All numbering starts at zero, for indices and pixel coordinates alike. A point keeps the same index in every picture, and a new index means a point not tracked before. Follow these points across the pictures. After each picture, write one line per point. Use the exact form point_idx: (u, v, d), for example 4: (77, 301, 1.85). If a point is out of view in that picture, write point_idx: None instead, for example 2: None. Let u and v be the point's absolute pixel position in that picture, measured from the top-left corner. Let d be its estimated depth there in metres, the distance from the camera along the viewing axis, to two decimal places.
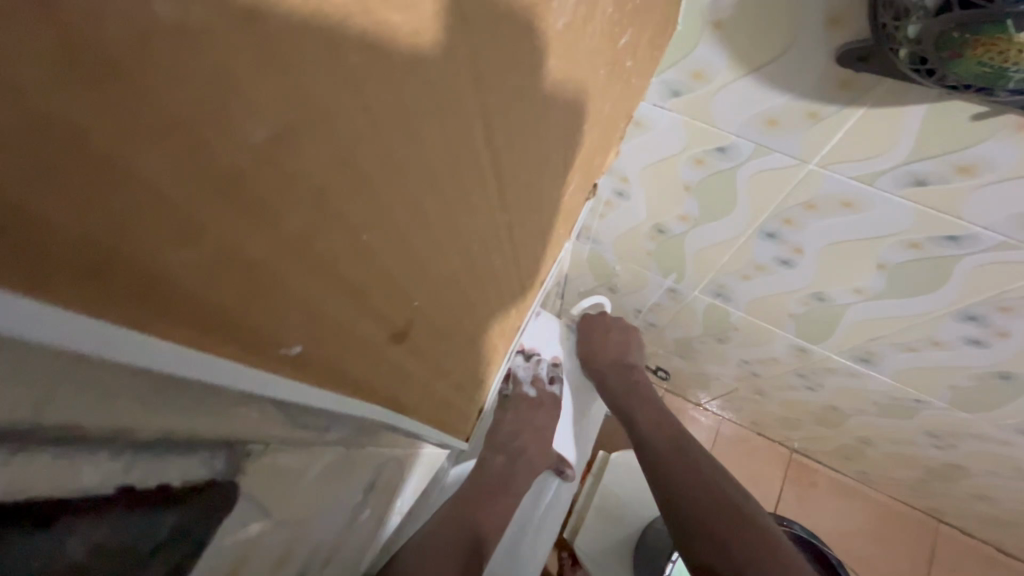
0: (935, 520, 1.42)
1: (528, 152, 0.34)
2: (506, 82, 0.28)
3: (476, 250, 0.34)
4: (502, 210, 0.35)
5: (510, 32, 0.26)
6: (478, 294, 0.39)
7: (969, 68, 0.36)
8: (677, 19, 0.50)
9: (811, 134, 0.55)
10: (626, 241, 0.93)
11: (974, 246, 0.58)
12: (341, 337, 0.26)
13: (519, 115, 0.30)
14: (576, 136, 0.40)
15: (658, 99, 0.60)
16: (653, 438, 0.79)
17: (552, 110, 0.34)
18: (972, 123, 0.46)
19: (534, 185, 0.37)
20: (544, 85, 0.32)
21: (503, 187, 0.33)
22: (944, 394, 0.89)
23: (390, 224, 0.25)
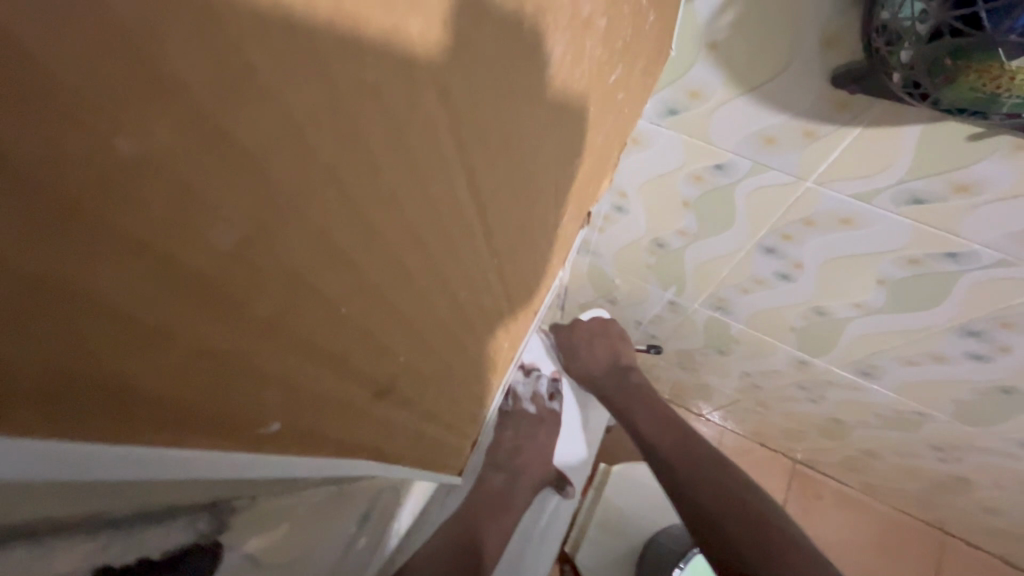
0: (940, 533, 1.40)
1: (517, 197, 0.34)
2: (493, 133, 0.28)
3: (462, 297, 0.34)
4: (488, 257, 0.35)
5: (500, 77, 0.27)
6: (470, 332, 0.39)
7: (961, 94, 0.36)
8: (672, 41, 0.50)
9: (808, 152, 0.55)
10: (626, 254, 0.93)
11: (972, 263, 0.58)
12: (318, 403, 0.26)
13: (506, 164, 0.31)
14: (571, 166, 0.40)
15: (655, 117, 0.61)
16: (653, 436, 0.78)
17: (543, 152, 0.34)
18: (967, 144, 0.46)
19: (523, 228, 0.37)
20: (535, 126, 0.32)
21: (488, 237, 0.33)
22: (947, 407, 0.88)
23: (367, 291, 0.25)
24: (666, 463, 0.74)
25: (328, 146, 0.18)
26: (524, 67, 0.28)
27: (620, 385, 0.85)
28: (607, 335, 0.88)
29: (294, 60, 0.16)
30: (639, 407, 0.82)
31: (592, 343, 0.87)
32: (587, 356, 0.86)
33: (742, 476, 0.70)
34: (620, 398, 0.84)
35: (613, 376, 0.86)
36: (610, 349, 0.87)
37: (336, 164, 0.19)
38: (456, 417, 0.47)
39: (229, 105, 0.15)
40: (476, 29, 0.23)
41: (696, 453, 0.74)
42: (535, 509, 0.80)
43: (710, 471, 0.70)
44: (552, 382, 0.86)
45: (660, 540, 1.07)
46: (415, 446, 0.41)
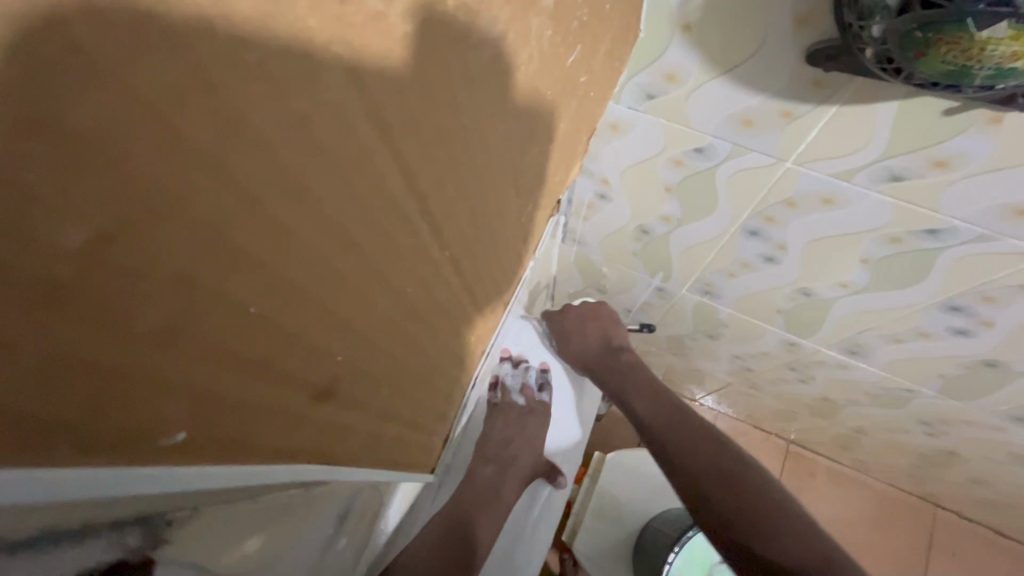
0: (932, 506, 1.42)
1: (460, 186, 0.34)
2: (422, 123, 0.28)
3: (407, 290, 0.34)
4: (429, 249, 0.34)
5: (433, 62, 0.27)
6: (427, 323, 0.39)
7: (935, 66, 0.35)
8: (641, 24, 0.50)
9: (786, 134, 0.55)
10: (612, 242, 0.92)
11: (953, 238, 0.58)
12: (246, 408, 0.25)
13: (440, 155, 0.30)
14: (530, 152, 0.40)
15: (633, 102, 0.60)
16: (647, 413, 0.79)
17: (491, 141, 0.34)
18: (943, 119, 0.46)
19: (473, 218, 0.37)
20: (478, 114, 0.32)
21: (425, 229, 0.33)
22: (934, 383, 0.88)
23: (285, 291, 0.24)
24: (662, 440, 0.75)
25: (215, 139, 0.18)
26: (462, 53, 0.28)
27: (614, 362, 0.86)
28: (597, 317, 0.89)
29: (153, 44, 0.15)
30: (635, 384, 0.83)
31: (583, 326, 0.87)
32: (580, 340, 0.86)
33: (738, 446, 0.71)
34: (612, 376, 0.85)
35: (605, 357, 0.87)
36: (601, 330, 0.88)
37: (228, 160, 0.18)
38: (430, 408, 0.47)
39: (75, 99, 0.13)
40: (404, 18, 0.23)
41: (690, 426, 0.75)
42: (529, 500, 0.81)
43: (705, 444, 0.72)
44: (541, 373, 0.86)
45: (655, 525, 1.08)
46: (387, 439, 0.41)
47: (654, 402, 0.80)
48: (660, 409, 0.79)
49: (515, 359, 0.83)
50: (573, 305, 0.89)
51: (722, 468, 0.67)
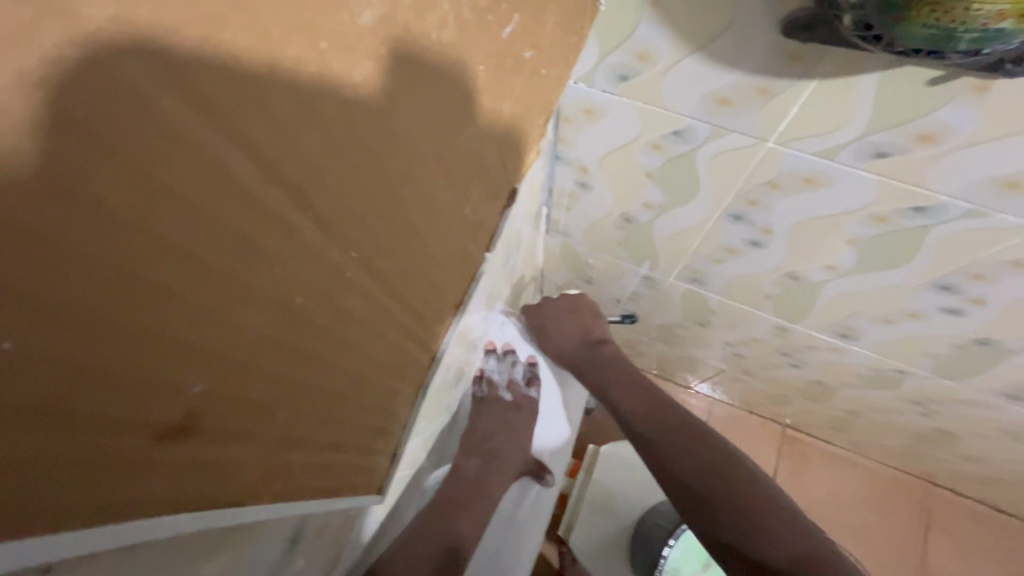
0: (929, 484, 1.42)
1: (355, 177, 0.29)
2: (274, 101, 0.22)
3: (299, 305, 0.28)
4: (323, 252, 0.28)
5: (297, 32, 0.23)
6: (349, 332, 0.34)
7: (916, 32, 0.33)
8: (604, 1, 0.47)
9: (766, 112, 0.53)
10: (596, 231, 0.90)
11: (942, 215, 0.56)
12: (48, 483, 0.18)
13: (312, 138, 0.25)
14: (457, 138, 0.37)
15: (606, 85, 0.57)
16: (631, 409, 0.75)
17: (397, 122, 0.30)
18: (928, 89, 0.44)
19: (392, 212, 0.33)
20: (372, 92, 0.28)
21: (310, 228, 0.27)
22: (926, 363, 0.87)
23: (77, 324, 0.17)
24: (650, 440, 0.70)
25: None
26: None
27: (595, 358, 0.82)
28: (576, 310, 0.86)
29: None
30: (615, 380, 0.79)
31: (560, 319, 0.84)
32: (558, 331, 0.84)
33: (720, 439, 0.68)
34: (593, 371, 0.81)
35: (586, 350, 0.83)
36: (579, 325, 0.85)
37: None
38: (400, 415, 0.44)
39: None
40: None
41: (677, 423, 0.71)
42: (518, 498, 0.79)
43: (691, 445, 0.67)
44: (529, 367, 0.83)
45: (650, 516, 1.07)
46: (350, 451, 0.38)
47: (637, 396, 0.77)
48: (644, 407, 0.75)
49: (503, 346, 0.81)
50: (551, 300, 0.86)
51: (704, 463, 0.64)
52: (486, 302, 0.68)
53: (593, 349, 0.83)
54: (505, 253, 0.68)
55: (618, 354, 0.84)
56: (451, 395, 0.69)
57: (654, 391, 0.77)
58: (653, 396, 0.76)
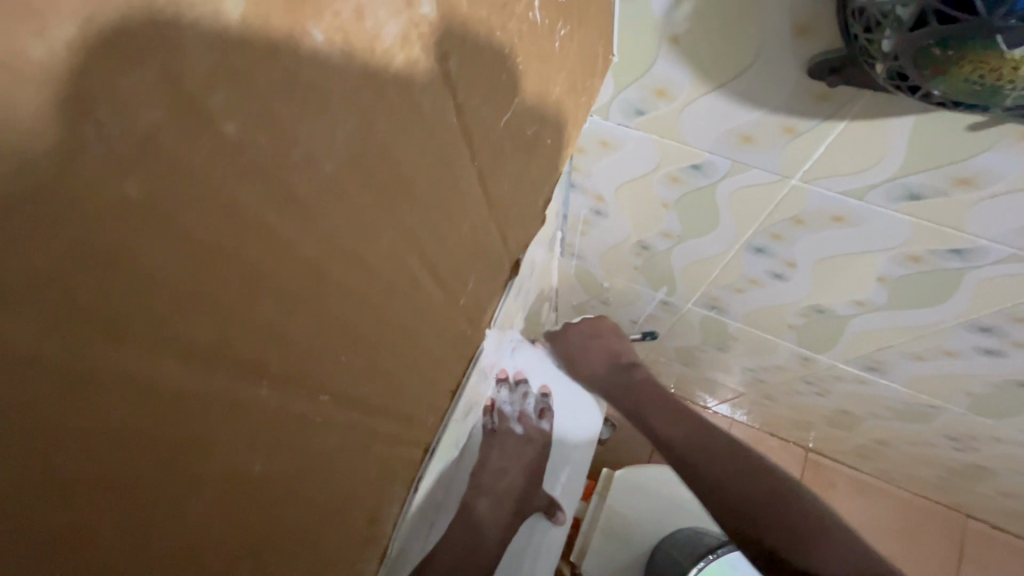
0: (961, 516, 1.35)
1: (323, 327, 0.24)
2: (214, 293, 0.19)
3: (258, 473, 0.23)
4: (285, 411, 0.24)
5: (248, 209, 0.19)
6: (329, 474, 0.28)
7: (956, 86, 0.31)
8: (614, 46, 0.46)
9: (790, 150, 0.50)
10: (612, 257, 0.88)
11: (980, 258, 0.53)
12: None
13: (267, 308, 0.21)
14: (452, 240, 0.31)
15: (622, 118, 0.55)
16: (669, 433, 0.75)
17: (373, 255, 0.26)
18: (969, 134, 0.41)
19: (376, 344, 0.28)
20: (343, 237, 0.24)
21: (267, 397, 0.23)
22: (962, 400, 0.82)
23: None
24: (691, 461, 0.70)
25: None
26: (379, 137, 0.24)
27: (628, 381, 0.82)
28: (601, 334, 0.86)
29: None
30: (647, 402, 0.80)
31: (589, 345, 0.85)
32: (587, 359, 0.83)
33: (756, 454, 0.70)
34: (629, 394, 0.81)
35: (617, 375, 0.83)
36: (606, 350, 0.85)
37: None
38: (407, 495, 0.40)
39: None
40: (273, 109, 0.19)
41: (717, 441, 0.71)
42: (531, 528, 0.77)
43: (733, 460, 0.68)
44: (542, 398, 0.80)
45: (665, 546, 1.03)
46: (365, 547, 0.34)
47: (673, 419, 0.77)
48: (682, 427, 0.75)
49: (515, 377, 0.78)
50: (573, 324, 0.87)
51: (745, 477, 0.66)
52: (499, 329, 0.67)
53: (623, 373, 0.83)
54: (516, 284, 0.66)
55: (647, 377, 0.83)
56: (459, 431, 0.66)
57: (689, 415, 0.77)
58: (689, 419, 0.76)
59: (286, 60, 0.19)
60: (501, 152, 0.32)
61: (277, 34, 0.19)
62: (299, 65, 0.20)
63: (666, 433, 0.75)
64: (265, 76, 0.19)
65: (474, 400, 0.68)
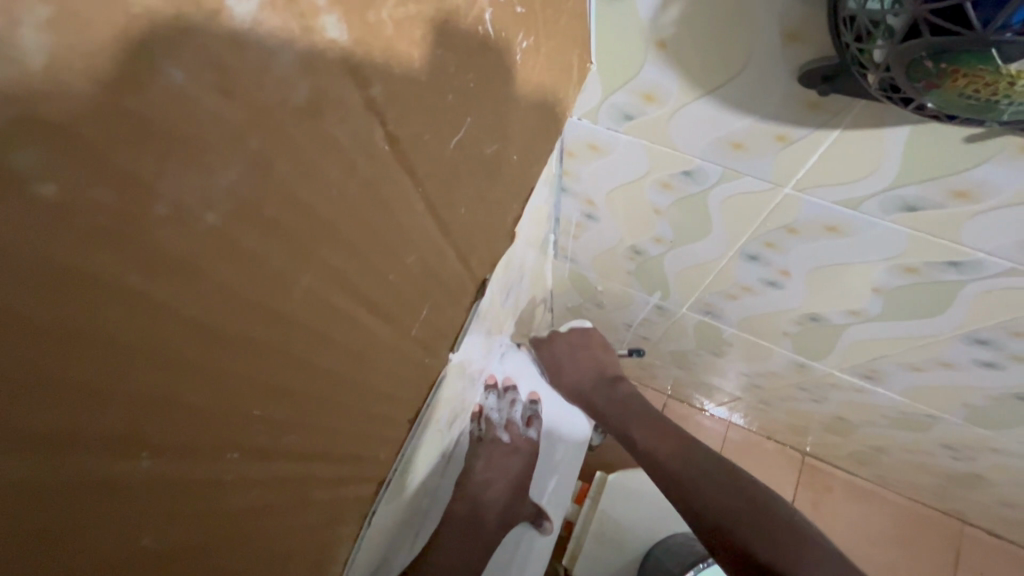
0: (959, 523, 1.34)
1: (223, 386, 0.22)
2: (56, 373, 0.16)
3: (149, 548, 0.21)
4: (187, 478, 0.22)
5: (93, 274, 0.16)
6: (257, 522, 0.26)
7: (951, 100, 0.29)
8: (589, 53, 0.45)
9: (782, 158, 0.49)
10: (605, 261, 0.86)
11: (978, 272, 0.52)
12: None
13: (139, 374, 0.19)
14: (391, 273, 0.29)
15: (611, 123, 0.54)
16: (654, 446, 0.77)
17: (286, 304, 0.23)
18: (965, 146, 0.39)
19: (303, 392, 0.26)
20: (240, 288, 0.21)
21: (153, 470, 0.20)
22: (959, 411, 0.81)
23: None
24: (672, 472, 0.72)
25: None
26: (279, 179, 0.21)
27: (611, 395, 0.84)
28: (587, 346, 0.88)
29: None
30: (631, 415, 0.82)
31: (575, 357, 0.86)
32: (573, 370, 0.85)
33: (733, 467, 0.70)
34: (612, 407, 0.83)
35: (602, 388, 0.85)
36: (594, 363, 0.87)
37: None
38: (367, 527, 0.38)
39: None
40: (115, 164, 0.16)
41: (697, 455, 0.73)
42: (519, 535, 0.76)
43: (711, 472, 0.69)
44: (529, 406, 0.79)
45: (658, 552, 1.02)
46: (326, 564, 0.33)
47: (656, 433, 0.78)
48: (666, 440, 0.77)
49: (504, 384, 0.77)
50: (560, 333, 0.88)
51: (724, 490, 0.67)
52: (487, 335, 0.65)
53: (609, 386, 0.84)
54: (504, 290, 0.64)
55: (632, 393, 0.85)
56: (445, 440, 0.64)
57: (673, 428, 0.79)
58: (673, 431, 0.78)
59: (127, 112, 0.16)
60: (454, 175, 0.31)
61: (110, 75, 0.16)
62: (151, 112, 0.17)
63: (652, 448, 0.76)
64: (99, 125, 0.16)
65: (461, 408, 0.67)
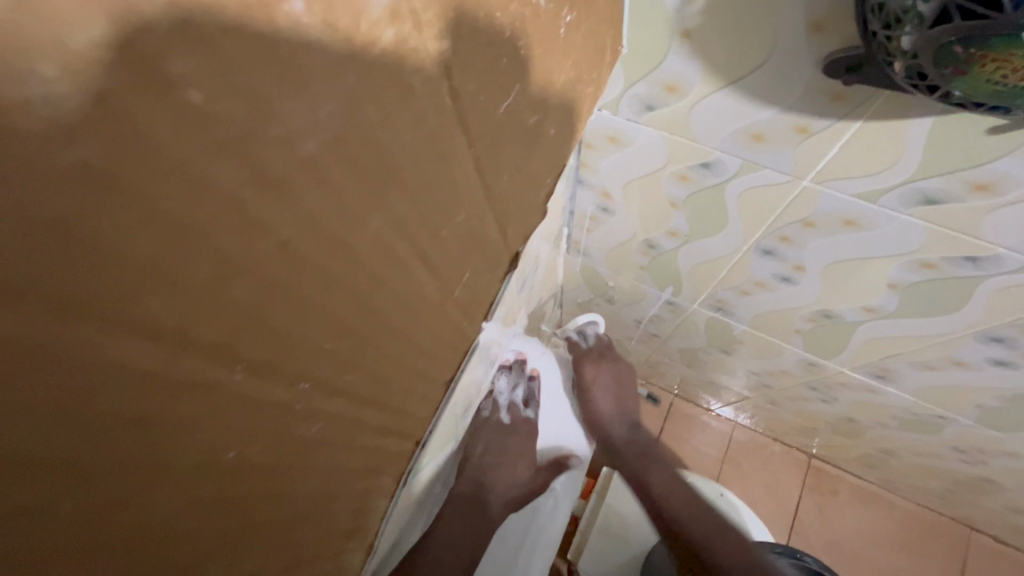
0: (966, 529, 1.33)
1: (302, 314, 0.23)
2: (182, 272, 0.17)
3: (231, 459, 0.22)
4: (267, 398, 0.23)
5: (219, 181, 0.18)
6: (314, 462, 0.28)
7: (977, 86, 0.30)
8: (622, 38, 0.45)
9: (802, 150, 0.49)
10: (618, 255, 0.86)
11: (995, 267, 0.52)
12: None
13: (240, 286, 0.20)
14: (442, 227, 0.30)
15: (632, 114, 0.54)
16: (669, 495, 0.74)
17: (359, 240, 0.24)
18: (989, 137, 0.40)
19: (364, 335, 0.27)
20: (324, 216, 0.22)
21: (241, 384, 0.21)
22: (971, 412, 0.81)
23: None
24: (683, 527, 0.71)
25: None
26: (360, 115, 0.22)
27: (633, 435, 0.83)
28: (620, 378, 0.87)
29: None
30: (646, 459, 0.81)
31: (604, 383, 0.85)
32: (601, 396, 0.84)
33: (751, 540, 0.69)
34: (631, 448, 0.82)
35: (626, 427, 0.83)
36: (620, 396, 0.85)
37: None
38: (400, 484, 0.38)
39: None
40: (240, 80, 0.17)
41: (717, 518, 0.71)
42: (528, 524, 0.74)
43: (728, 538, 0.69)
44: (532, 385, 0.79)
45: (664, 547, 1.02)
46: (353, 533, 0.34)
47: (672, 480, 0.77)
48: (682, 494, 0.74)
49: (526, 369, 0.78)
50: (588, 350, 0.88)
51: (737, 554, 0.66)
52: (502, 324, 0.65)
53: (632, 426, 0.84)
54: (520, 278, 0.64)
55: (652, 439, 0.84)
56: (456, 423, 0.64)
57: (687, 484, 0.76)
58: (688, 487, 0.75)
59: (247, 31, 0.17)
60: (501, 139, 0.31)
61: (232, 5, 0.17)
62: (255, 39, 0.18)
63: (664, 498, 0.74)
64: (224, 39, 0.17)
65: (473, 391, 0.66)
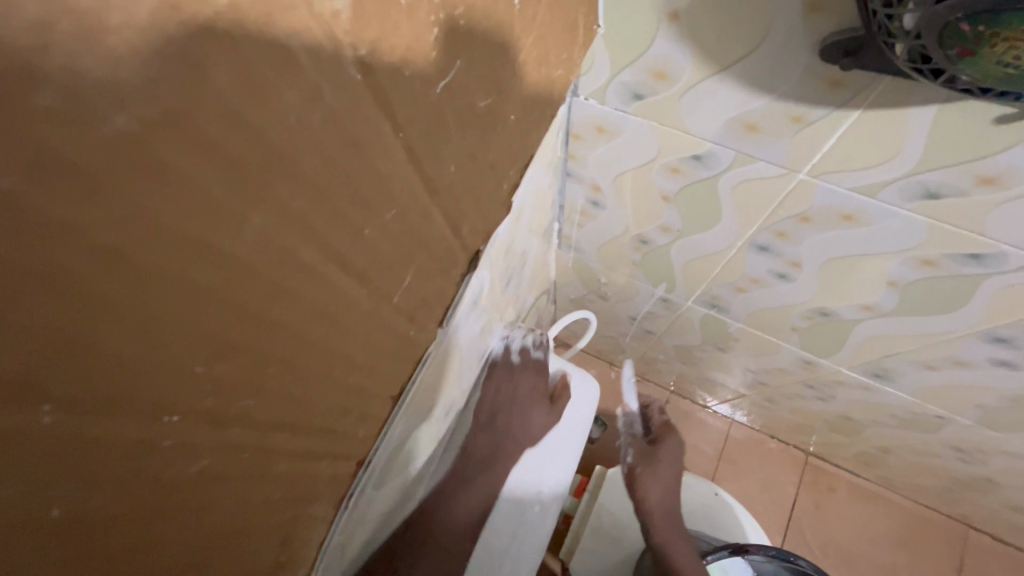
0: (964, 527, 1.31)
1: (149, 336, 0.18)
2: None
3: (58, 515, 0.18)
4: (109, 438, 0.18)
5: None
6: (205, 498, 0.24)
7: (985, 69, 0.27)
8: (598, 16, 0.43)
9: (799, 141, 0.46)
10: (610, 250, 0.84)
11: (998, 266, 0.50)
12: None
13: (31, 310, 0.15)
14: (383, 217, 0.27)
15: (618, 103, 0.51)
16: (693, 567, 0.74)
17: (233, 244, 0.20)
18: (995, 127, 0.37)
19: (261, 350, 0.23)
20: (169, 216, 0.17)
21: (59, 431, 0.17)
22: (971, 412, 0.79)
23: None
24: None
25: None
26: (218, 90, 0.18)
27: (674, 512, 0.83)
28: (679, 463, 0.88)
29: None
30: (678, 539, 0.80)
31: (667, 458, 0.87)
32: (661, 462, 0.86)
33: None
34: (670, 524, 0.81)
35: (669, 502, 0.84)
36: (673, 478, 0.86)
37: None
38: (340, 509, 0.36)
39: None
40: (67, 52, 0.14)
41: None
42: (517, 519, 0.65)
43: None
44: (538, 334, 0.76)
45: None
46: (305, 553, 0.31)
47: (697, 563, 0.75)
48: None
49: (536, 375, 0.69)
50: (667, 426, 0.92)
51: None
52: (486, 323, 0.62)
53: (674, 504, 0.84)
54: (506, 273, 0.62)
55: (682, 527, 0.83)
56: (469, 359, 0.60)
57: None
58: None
59: None
60: (445, 122, 0.29)
61: None
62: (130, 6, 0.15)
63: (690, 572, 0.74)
64: None
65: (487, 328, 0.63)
